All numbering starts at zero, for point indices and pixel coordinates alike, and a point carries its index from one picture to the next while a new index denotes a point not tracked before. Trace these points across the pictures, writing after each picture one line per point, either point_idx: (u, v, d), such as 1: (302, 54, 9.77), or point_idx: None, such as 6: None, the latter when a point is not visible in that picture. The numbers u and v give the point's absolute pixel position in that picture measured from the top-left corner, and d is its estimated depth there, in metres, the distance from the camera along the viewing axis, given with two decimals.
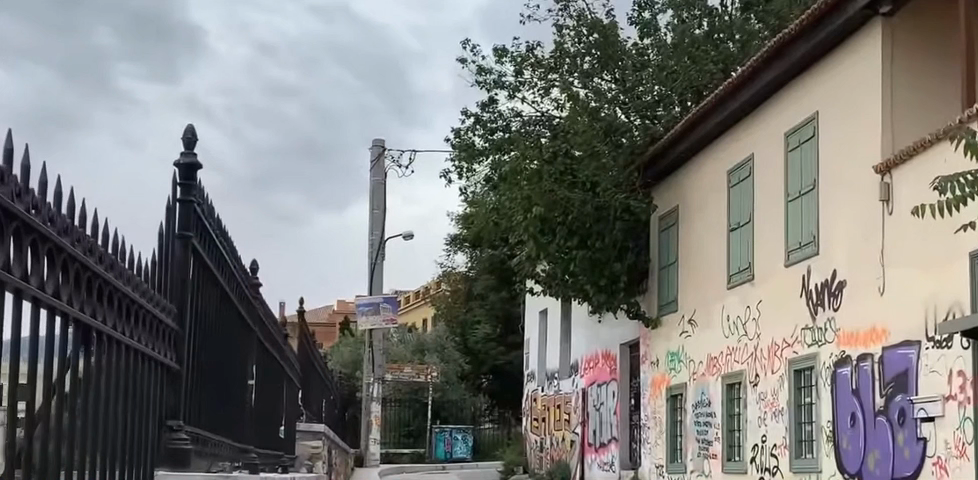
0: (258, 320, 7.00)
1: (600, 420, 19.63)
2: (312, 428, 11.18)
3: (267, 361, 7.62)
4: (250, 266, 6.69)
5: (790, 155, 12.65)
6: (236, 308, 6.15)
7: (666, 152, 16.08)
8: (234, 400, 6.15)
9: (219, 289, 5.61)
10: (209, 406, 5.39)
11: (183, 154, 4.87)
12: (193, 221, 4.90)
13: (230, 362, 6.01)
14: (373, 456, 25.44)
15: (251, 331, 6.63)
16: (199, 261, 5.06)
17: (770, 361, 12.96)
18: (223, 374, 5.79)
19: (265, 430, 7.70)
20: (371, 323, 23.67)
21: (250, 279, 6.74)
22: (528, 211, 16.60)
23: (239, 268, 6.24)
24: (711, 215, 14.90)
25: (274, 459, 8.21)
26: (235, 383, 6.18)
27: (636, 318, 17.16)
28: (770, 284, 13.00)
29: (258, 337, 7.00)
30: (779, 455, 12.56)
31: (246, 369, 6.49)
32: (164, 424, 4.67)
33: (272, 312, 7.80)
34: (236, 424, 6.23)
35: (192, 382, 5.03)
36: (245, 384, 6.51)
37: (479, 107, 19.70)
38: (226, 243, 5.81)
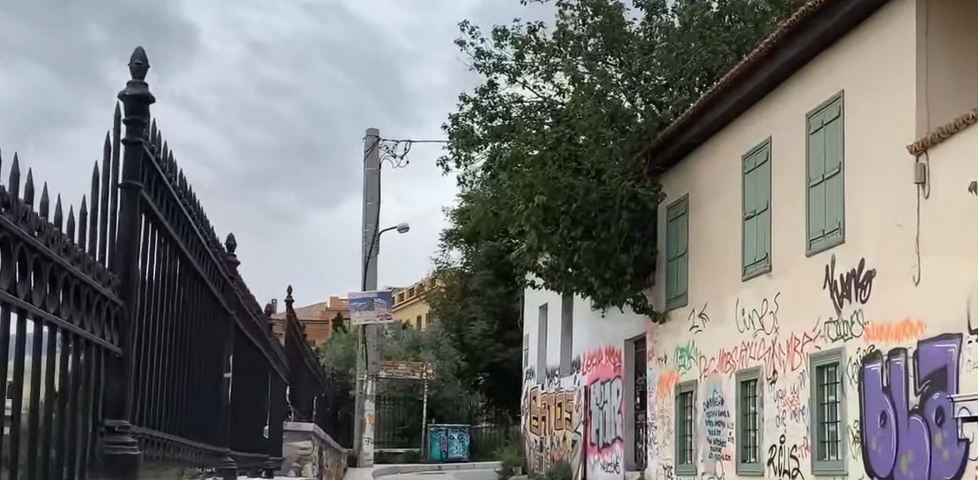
0: (237, 304, 6.22)
1: (604, 419, 18.85)
2: (302, 428, 10.35)
3: (248, 352, 6.86)
4: (227, 242, 5.94)
5: (811, 138, 11.87)
6: (208, 288, 5.36)
7: (674, 139, 15.37)
8: (205, 393, 5.36)
9: (184, 261, 4.83)
10: (170, 400, 4.59)
11: (131, 84, 4.11)
12: (143, 170, 4.12)
13: (199, 349, 5.22)
14: (367, 456, 24.63)
15: (228, 315, 5.86)
16: (153, 221, 4.28)
17: (789, 356, 12.17)
18: (190, 362, 4.99)
19: (246, 430, 6.93)
20: (365, 319, 22.85)
21: (227, 256, 5.99)
22: (530, 200, 15.90)
23: (210, 240, 5.47)
24: (725, 203, 14.12)
25: (256, 462, 7.46)
26: (206, 373, 5.39)
27: (643, 311, 16.45)
28: (789, 275, 12.22)
29: (237, 323, 6.22)
30: (800, 456, 11.77)
31: (220, 357, 5.72)
32: (104, 424, 3.84)
33: (253, 298, 7.03)
34: (207, 423, 5.44)
35: (146, 368, 4.24)
36: (220, 375, 5.74)
37: (478, 92, 18.92)
38: (192, 207, 5.04)
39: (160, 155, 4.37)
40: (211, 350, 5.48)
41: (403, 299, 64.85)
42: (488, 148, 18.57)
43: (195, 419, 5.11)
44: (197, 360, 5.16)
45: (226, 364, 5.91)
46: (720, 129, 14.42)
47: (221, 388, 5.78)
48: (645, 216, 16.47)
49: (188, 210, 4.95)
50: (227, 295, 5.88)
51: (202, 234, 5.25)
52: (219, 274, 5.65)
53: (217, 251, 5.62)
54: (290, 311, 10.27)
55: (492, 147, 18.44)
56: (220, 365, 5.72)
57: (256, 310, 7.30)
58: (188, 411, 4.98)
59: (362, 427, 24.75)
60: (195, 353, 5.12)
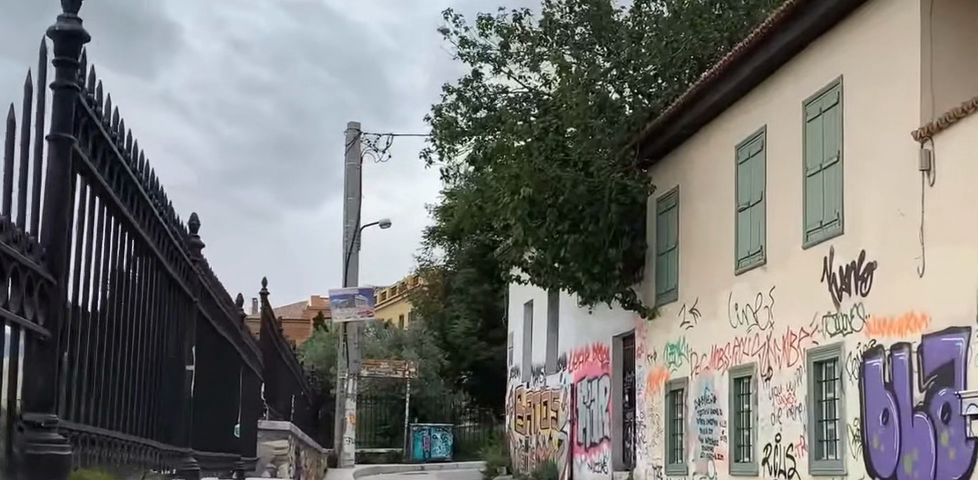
0: (201, 291, 5.76)
1: (591, 418, 18.41)
2: (277, 427, 9.89)
3: (215, 344, 6.39)
4: (189, 222, 5.49)
5: (807, 126, 11.45)
6: (165, 270, 4.91)
7: (665, 130, 14.95)
8: (161, 384, 4.93)
9: (132, 235, 4.38)
10: (111, 391, 4.14)
11: (63, 20, 3.67)
12: (78, 121, 3.67)
13: (155, 336, 4.79)
14: (347, 456, 24.20)
15: (190, 302, 5.44)
16: (89, 181, 3.82)
17: (785, 352, 11.74)
18: (140, 350, 4.55)
19: (213, 428, 6.51)
20: (345, 316, 22.34)
21: (189, 237, 5.54)
22: (516, 192, 15.49)
23: (169, 219, 5.05)
24: (717, 195, 13.70)
25: (226, 463, 6.99)
26: (162, 363, 4.96)
27: (632, 307, 16.03)
28: (785, 268, 11.79)
29: (201, 311, 5.76)
30: (797, 456, 11.34)
31: (179, 347, 5.30)
32: (28, 419, 3.38)
33: (221, 286, 6.57)
34: (163, 420, 4.98)
35: (82, 353, 3.79)
36: (180, 366, 5.32)
37: (462, 83, 18.49)
38: (146, 178, 4.59)
39: (103, 115, 3.94)
40: (169, 339, 5.05)
41: (386, 297, 64.29)
42: (472, 140, 18.14)
43: (148, 413, 4.68)
44: (151, 348, 4.73)
45: (188, 355, 5.48)
46: (711, 119, 14.02)
47: (180, 381, 5.35)
48: (634, 209, 16.03)
49: (143, 183, 4.52)
50: (189, 280, 5.45)
51: (158, 211, 4.82)
52: (179, 256, 5.23)
53: (176, 232, 5.20)
54: (265, 304, 9.81)
55: (476, 139, 18.02)
56: (179, 355, 5.29)
57: (226, 298, 6.88)
58: (140, 404, 4.55)
59: (343, 427, 24.25)
60: (149, 340, 4.69)
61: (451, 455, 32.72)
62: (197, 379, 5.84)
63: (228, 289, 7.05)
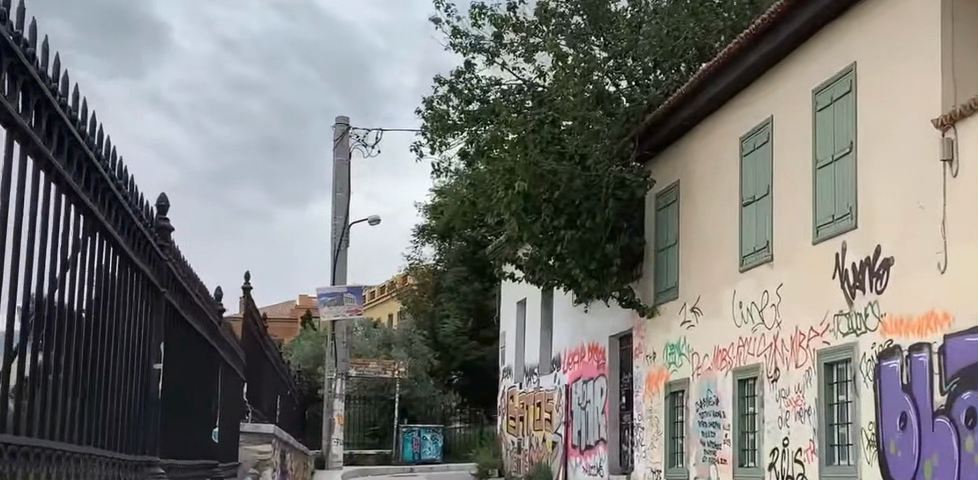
0: (166, 279, 5.25)
1: (586, 420, 17.91)
2: (260, 430, 9.35)
3: (186, 340, 5.88)
4: (150, 202, 4.97)
5: (817, 116, 10.92)
6: (117, 251, 4.39)
7: (665, 121, 14.42)
8: (119, 382, 4.45)
9: (77, 209, 3.83)
10: (52, 390, 3.56)
11: None
12: (16, 75, 3.07)
13: (106, 325, 4.26)
14: (336, 458, 23.65)
15: (151, 290, 4.94)
16: (29, 143, 3.21)
17: (794, 353, 11.22)
18: (89, 341, 4.02)
19: (188, 431, 6.03)
20: (333, 315, 21.78)
21: (150, 219, 5.02)
22: (510, 187, 14.99)
23: (130, 198, 4.59)
24: (719, 188, 13.19)
25: (202, 470, 6.45)
26: (120, 359, 4.48)
27: (630, 306, 15.50)
28: (793, 265, 11.26)
29: (167, 302, 5.25)
30: (806, 461, 10.83)
31: (142, 341, 4.84)
32: None
33: (192, 276, 6.05)
34: (120, 423, 4.45)
35: (17, 347, 3.20)
36: (143, 362, 4.86)
37: (454, 74, 17.94)
38: (100, 148, 4.04)
39: (44, 66, 3.32)
40: (128, 331, 4.57)
41: (374, 296, 63.71)
42: (465, 133, 17.59)
43: (101, 414, 4.17)
44: (104, 341, 4.22)
45: (154, 351, 5.02)
46: (711, 111, 13.53)
47: (144, 380, 4.89)
48: (632, 204, 15.49)
49: (97, 156, 4.04)
50: (153, 267, 5.00)
51: (117, 187, 4.35)
52: (140, 239, 4.77)
53: (138, 215, 4.74)
54: (246, 299, 9.24)
55: (469, 132, 17.48)
56: (142, 351, 4.83)
57: (202, 290, 6.40)
58: (89, 403, 4.02)
59: (330, 428, 23.67)
60: (101, 331, 4.19)
61: (441, 457, 32.19)
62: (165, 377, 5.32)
63: (205, 282, 6.58)
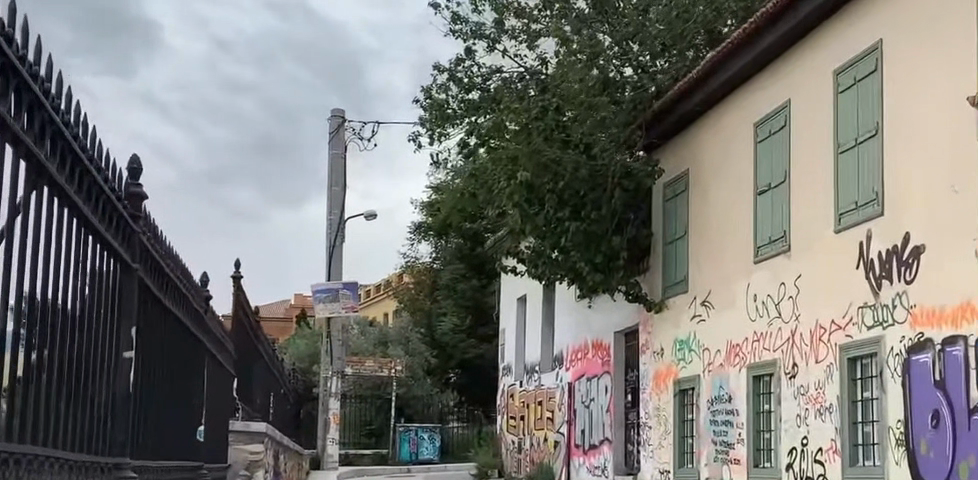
0: (137, 253, 4.74)
1: (590, 419, 17.36)
2: (251, 429, 8.76)
3: (165, 324, 5.36)
4: (114, 165, 4.45)
5: (838, 98, 10.37)
6: (72, 215, 3.86)
7: (674, 107, 13.87)
8: (77, 369, 3.92)
9: (23, 158, 3.29)
10: None
11: None
12: None
13: (60, 300, 3.74)
14: (331, 458, 23.04)
15: (115, 263, 4.42)
16: None
17: (813, 348, 10.67)
18: (39, 318, 3.48)
19: (167, 427, 5.50)
20: (329, 312, 21.20)
21: (118, 187, 4.51)
22: (513, 177, 14.40)
23: (91, 155, 4.06)
24: (731, 176, 12.63)
25: (186, 469, 5.90)
26: (79, 341, 3.94)
27: (636, 300, 14.95)
28: (813, 256, 10.69)
29: (140, 278, 4.74)
30: (828, 461, 10.26)
31: (106, 322, 4.32)
32: None
33: (170, 253, 5.53)
34: (78, 415, 3.92)
35: None
36: (108, 345, 4.34)
37: (454, 61, 17.38)
38: (47, 94, 3.49)
39: None
40: (86, 308, 4.04)
41: (371, 295, 63.08)
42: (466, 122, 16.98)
43: (54, 405, 3.63)
44: (57, 321, 3.69)
45: (122, 337, 4.51)
46: (721, 97, 12.99)
47: (111, 368, 4.38)
48: (639, 194, 14.93)
49: (49, 99, 3.51)
50: (121, 238, 4.50)
51: (77, 144, 3.85)
52: (105, 204, 4.26)
53: (104, 180, 4.23)
54: (238, 289, 8.69)
55: (469, 121, 16.92)
56: (106, 333, 4.32)
57: (184, 275, 5.89)
58: (37, 393, 3.48)
59: (325, 427, 23.04)
60: (53, 309, 3.64)
61: (439, 457, 31.60)
62: (139, 361, 4.80)
63: (189, 267, 6.08)
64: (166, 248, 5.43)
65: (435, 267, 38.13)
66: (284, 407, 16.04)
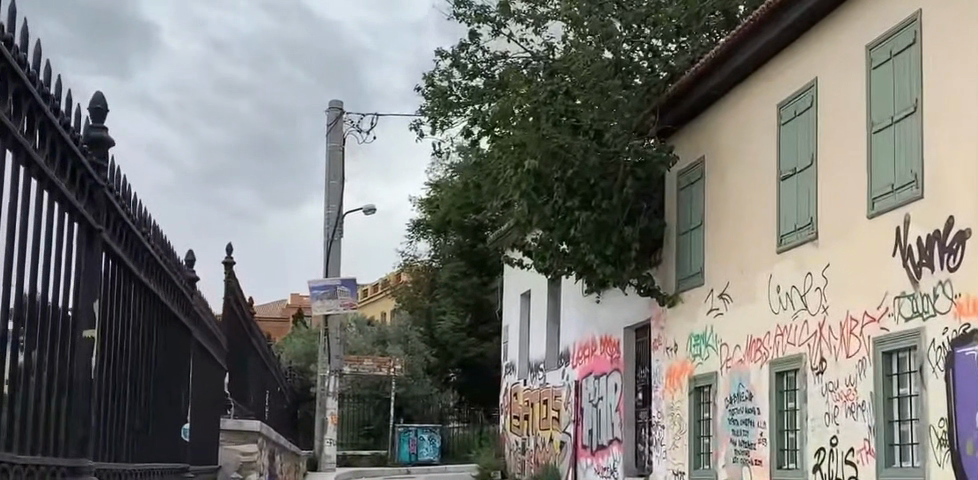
0: (104, 212, 4.09)
1: (598, 418, 16.72)
2: (242, 427, 8.13)
3: (138, 299, 4.72)
4: (70, 108, 3.79)
5: (872, 75, 9.74)
6: (21, 163, 3.18)
7: (689, 92, 13.23)
8: (24, 348, 3.23)
9: None
10: None
11: None
12: None
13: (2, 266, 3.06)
14: (328, 458, 22.35)
15: (74, 221, 3.76)
16: None
17: (843, 341, 10.02)
18: None
19: (143, 420, 4.84)
20: (327, 308, 20.56)
21: (78, 134, 3.84)
22: (519, 165, 13.79)
23: (43, 88, 3.37)
24: (751, 162, 11.98)
25: (165, 468, 5.24)
26: (26, 314, 3.26)
27: (649, 294, 14.31)
28: (844, 244, 10.04)
29: (105, 240, 4.09)
30: (860, 463, 9.59)
31: (63, 292, 3.65)
32: None
33: (145, 216, 4.89)
34: (24, 407, 3.23)
35: None
36: (67, 320, 3.68)
37: (457, 47, 16.72)
38: None
39: None
40: (34, 276, 3.35)
41: (369, 295, 62.42)
42: (468, 111, 16.46)
43: None
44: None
45: (84, 313, 3.84)
46: (741, 80, 12.35)
47: (70, 347, 3.71)
48: (651, 183, 14.29)
49: None
50: (82, 193, 3.84)
51: (22, 71, 3.15)
52: (62, 150, 3.59)
53: (62, 125, 3.59)
54: (230, 276, 8.07)
55: (473, 109, 16.32)
56: (64, 305, 3.65)
57: (165, 250, 5.29)
58: None
59: (322, 427, 22.30)
60: None
61: (440, 458, 30.91)
62: (104, 340, 4.15)
63: (170, 242, 5.49)
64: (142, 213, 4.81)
65: (433, 266, 37.49)
66: (285, 420, 16.44)
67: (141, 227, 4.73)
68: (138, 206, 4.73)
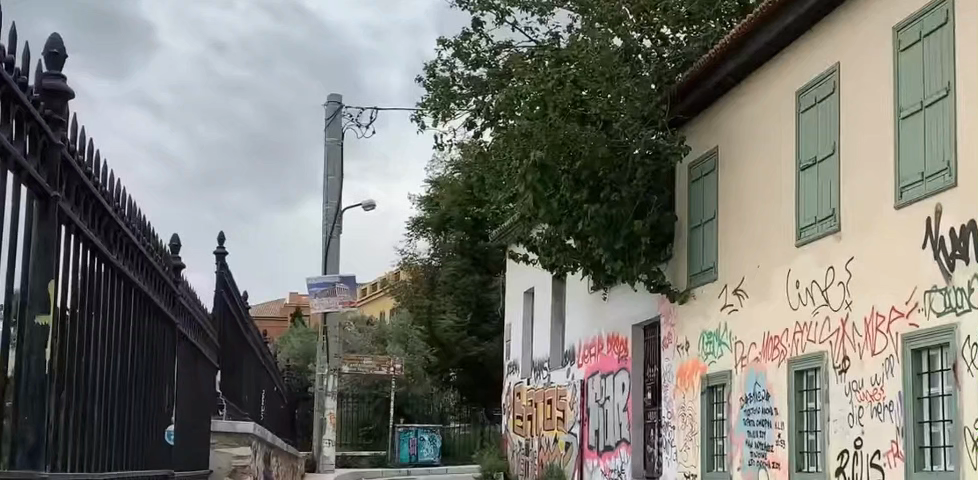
0: (63, 175, 3.59)
1: (605, 418, 16.23)
2: (235, 429, 7.64)
3: (110, 280, 4.23)
4: (18, 50, 3.25)
5: (900, 58, 9.24)
6: None
7: (702, 80, 12.72)
8: None
9: None
10: None
11: None
12: None
13: None
14: (327, 459, 21.88)
15: (27, 183, 3.26)
16: None
17: (869, 338, 9.53)
18: None
19: (117, 418, 4.36)
20: (325, 307, 20.07)
21: (30, 84, 3.33)
22: (525, 156, 13.31)
23: None
24: (768, 152, 11.49)
25: (143, 472, 4.76)
26: None
27: (659, 290, 13.81)
28: (869, 236, 9.55)
29: (65, 208, 3.59)
30: (888, 466, 9.09)
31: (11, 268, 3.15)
32: None
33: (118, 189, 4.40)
34: None
35: None
36: (15, 301, 3.18)
37: (460, 36, 16.23)
38: None
39: None
40: None
41: (368, 294, 61.83)
42: (472, 101, 15.98)
43: None
44: None
45: (35, 296, 3.34)
46: (757, 66, 11.85)
47: (19, 332, 3.21)
48: (661, 175, 13.78)
49: None
50: (36, 152, 3.33)
51: None
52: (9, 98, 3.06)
53: (6, 65, 3.05)
54: (221, 270, 7.55)
55: (477, 100, 15.84)
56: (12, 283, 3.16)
57: (144, 235, 4.87)
58: None
59: (321, 428, 21.80)
60: None
61: (440, 458, 30.41)
62: (66, 323, 3.66)
63: (151, 225, 5.06)
64: (114, 188, 4.38)
65: (431, 264, 36.92)
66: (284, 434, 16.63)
67: (116, 205, 4.30)
68: (110, 181, 4.30)
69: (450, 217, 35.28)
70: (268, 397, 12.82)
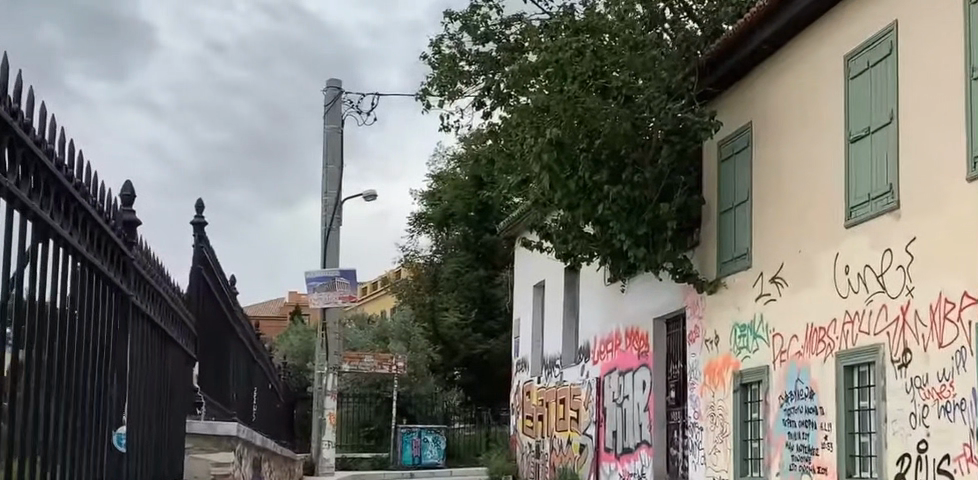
0: None
1: (623, 418, 15.16)
2: (219, 428, 6.65)
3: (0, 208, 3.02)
4: None
5: (971, 10, 8.14)
6: None
7: (734, 50, 11.63)
8: None
9: None
10: None
11: None
12: None
13: None
14: (326, 461, 20.81)
15: None
16: None
17: (934, 328, 8.46)
18: None
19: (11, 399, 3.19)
20: (322, 302, 18.98)
21: None
22: (540, 134, 12.26)
23: None
24: (814, 124, 10.40)
25: (52, 469, 3.60)
26: None
27: (685, 280, 12.74)
28: (937, 212, 8.45)
29: None
30: (959, 473, 8.00)
31: None
32: None
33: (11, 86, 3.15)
34: None
35: None
36: None
37: (469, 9, 15.17)
38: None
39: None
40: None
41: (369, 292, 60.74)
42: (482, 79, 14.95)
43: None
44: None
45: None
46: (799, 30, 10.76)
47: None
48: (686, 155, 12.75)
49: None
50: None
51: None
52: None
53: None
54: (200, 242, 6.51)
55: (486, 78, 14.80)
56: None
57: (74, 173, 3.78)
58: None
59: (321, 428, 20.76)
60: None
61: (445, 461, 29.28)
62: None
63: (78, 157, 3.91)
64: (12, 89, 3.17)
65: (433, 261, 35.83)
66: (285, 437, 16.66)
67: (25, 121, 3.19)
68: (6, 75, 3.10)
69: (453, 212, 34.09)
70: (262, 394, 12.00)
